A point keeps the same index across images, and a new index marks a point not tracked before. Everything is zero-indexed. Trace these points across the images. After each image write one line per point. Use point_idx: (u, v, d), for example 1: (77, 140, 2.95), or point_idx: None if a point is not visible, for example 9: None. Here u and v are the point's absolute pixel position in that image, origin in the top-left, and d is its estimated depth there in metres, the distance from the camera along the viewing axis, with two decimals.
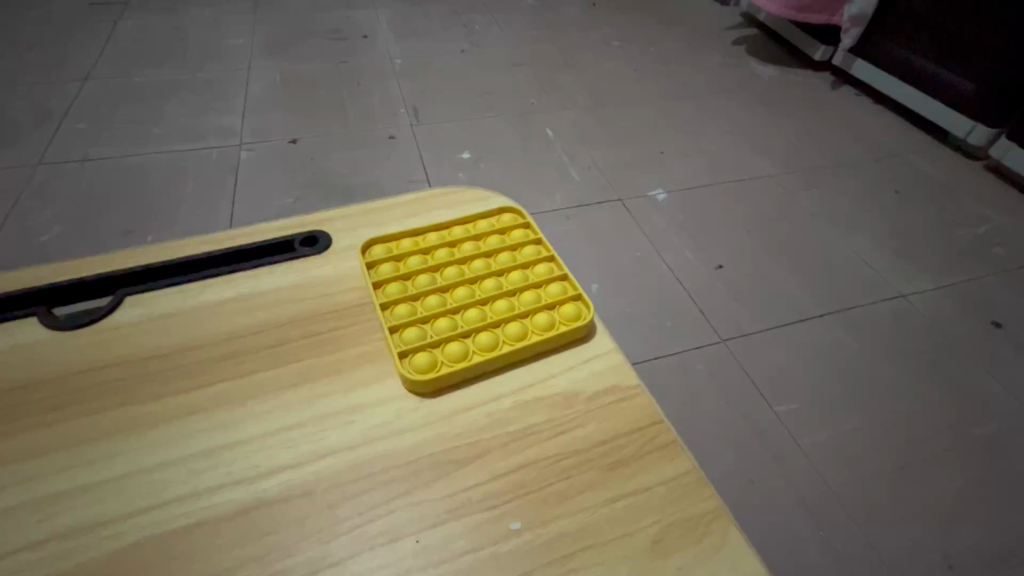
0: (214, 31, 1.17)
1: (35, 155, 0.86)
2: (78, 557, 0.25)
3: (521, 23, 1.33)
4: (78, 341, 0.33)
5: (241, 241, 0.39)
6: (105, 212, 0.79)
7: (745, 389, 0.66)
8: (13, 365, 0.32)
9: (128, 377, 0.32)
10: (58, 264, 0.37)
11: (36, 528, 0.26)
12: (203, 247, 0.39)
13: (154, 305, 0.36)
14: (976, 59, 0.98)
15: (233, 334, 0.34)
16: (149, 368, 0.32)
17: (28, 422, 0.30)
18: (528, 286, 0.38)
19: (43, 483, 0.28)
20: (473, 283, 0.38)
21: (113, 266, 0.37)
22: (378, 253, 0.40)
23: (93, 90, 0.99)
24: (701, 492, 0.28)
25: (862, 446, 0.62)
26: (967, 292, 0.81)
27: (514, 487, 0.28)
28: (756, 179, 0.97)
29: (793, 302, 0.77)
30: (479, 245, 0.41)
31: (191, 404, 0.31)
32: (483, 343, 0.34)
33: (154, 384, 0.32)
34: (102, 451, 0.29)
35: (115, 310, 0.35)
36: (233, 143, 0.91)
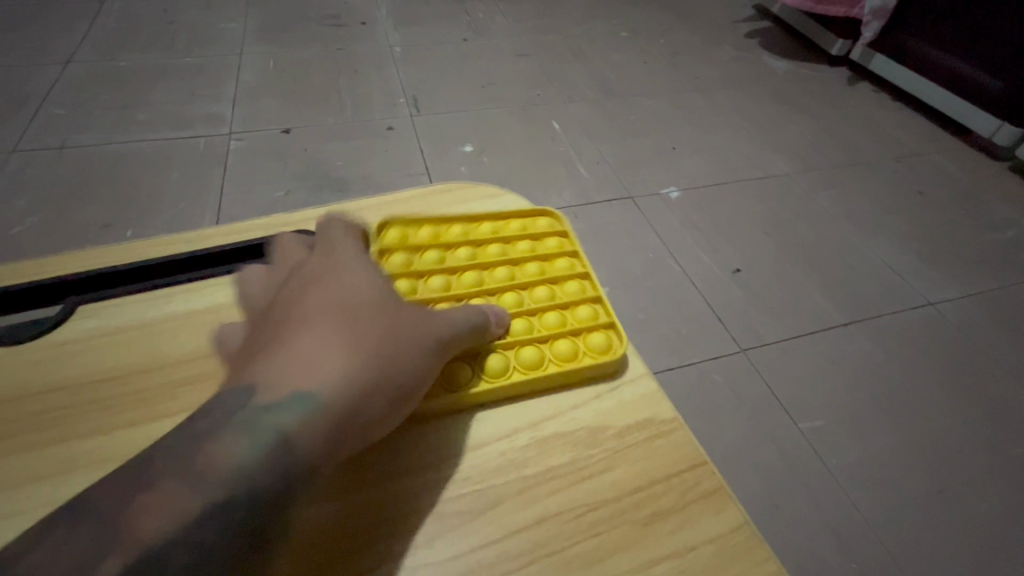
0: (207, 16, 1.13)
1: (11, 143, 0.83)
2: None
3: (526, 11, 1.28)
4: (29, 358, 0.30)
5: (214, 244, 0.36)
6: (85, 204, 0.76)
7: (764, 404, 0.61)
8: None
9: (79, 405, 0.29)
10: (12, 268, 0.34)
11: None
12: (172, 250, 0.36)
13: (112, 316, 0.32)
14: (1007, 53, 0.93)
15: (198, 353, 0.31)
16: (104, 394, 0.29)
17: None
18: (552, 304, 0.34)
19: None
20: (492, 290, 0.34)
21: (73, 270, 0.34)
22: (393, 239, 0.36)
23: (76, 74, 0.95)
24: (752, 554, 0.24)
25: (889, 469, 0.58)
26: (998, 301, 0.75)
27: (535, 544, 0.24)
28: (772, 175, 0.91)
29: (813, 309, 0.72)
30: (506, 249, 0.37)
31: (145, 436, 0.28)
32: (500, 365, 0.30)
33: (108, 412, 0.28)
34: (48, 491, 0.26)
35: (70, 320, 0.32)
36: (222, 133, 0.88)
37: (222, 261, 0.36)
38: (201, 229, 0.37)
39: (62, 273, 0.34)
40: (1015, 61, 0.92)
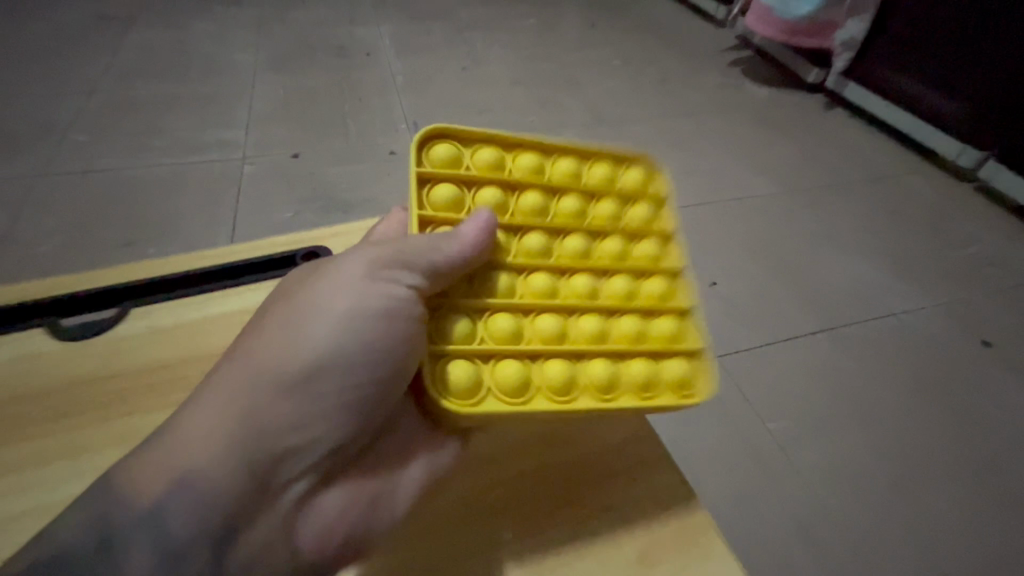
0: (221, 47, 1.21)
1: (42, 168, 0.89)
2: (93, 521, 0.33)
3: (521, 41, 1.36)
4: (95, 348, 0.41)
5: (238, 260, 0.47)
6: (112, 225, 0.82)
7: (735, 405, 0.70)
8: (44, 368, 0.40)
9: (134, 385, 0.39)
10: (84, 277, 0.45)
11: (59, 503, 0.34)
12: (203, 264, 0.46)
13: (157, 317, 0.43)
14: (970, 81, 0.99)
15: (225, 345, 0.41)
16: (153, 377, 0.39)
17: (55, 421, 0.37)
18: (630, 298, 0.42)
19: (68, 470, 0.35)
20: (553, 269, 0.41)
21: (128, 279, 0.45)
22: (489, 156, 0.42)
23: (99, 102, 1.02)
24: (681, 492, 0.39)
25: (837, 461, 0.67)
26: (954, 312, 0.81)
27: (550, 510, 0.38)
28: (750, 197, 0.97)
29: (784, 320, 0.78)
30: (611, 213, 0.44)
31: None
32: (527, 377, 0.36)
33: (156, 391, 0.39)
34: (118, 444, 0.36)
35: (125, 320, 0.42)
36: (236, 158, 0.94)
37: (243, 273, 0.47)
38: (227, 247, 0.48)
39: (119, 282, 0.44)
40: (978, 88, 0.98)
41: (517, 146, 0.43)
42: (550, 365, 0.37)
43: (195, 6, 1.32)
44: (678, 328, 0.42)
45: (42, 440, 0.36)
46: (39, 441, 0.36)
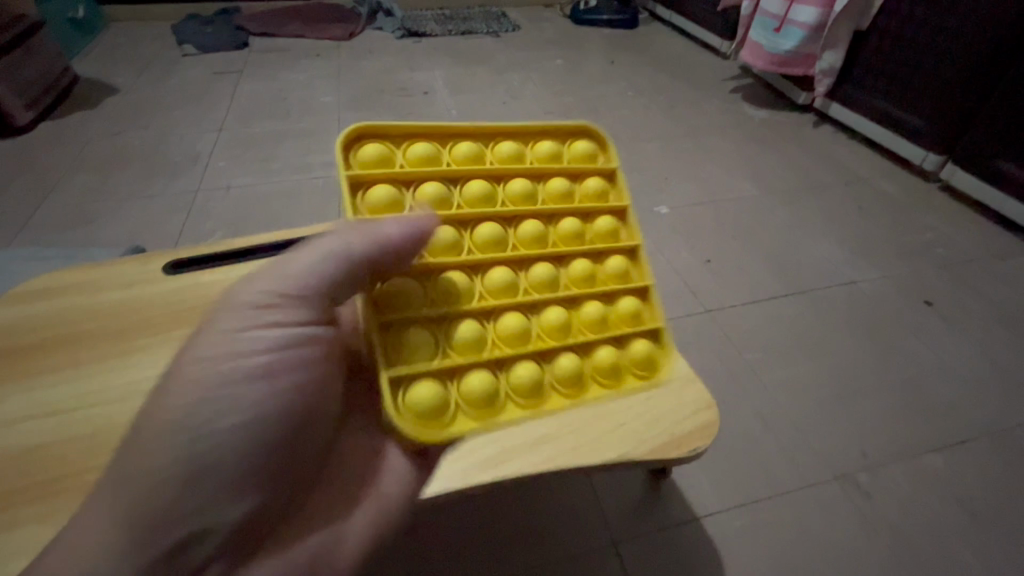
0: (309, 92, 1.50)
1: (193, 184, 1.15)
2: (42, 431, 0.44)
3: (552, 79, 1.62)
4: (82, 304, 0.53)
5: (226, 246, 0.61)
6: (250, 220, 1.06)
7: (722, 342, 0.85)
8: (42, 320, 0.52)
9: (101, 331, 0.51)
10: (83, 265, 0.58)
11: (21, 417, 0.45)
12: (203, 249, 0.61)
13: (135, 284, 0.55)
14: (923, 99, 1.17)
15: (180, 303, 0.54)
16: (115, 328, 0.51)
17: (31, 361, 0.48)
18: (590, 295, 0.50)
19: (40, 393, 0.46)
20: (521, 284, 0.49)
21: (124, 261, 0.58)
22: (429, 191, 0.48)
23: (225, 138, 1.29)
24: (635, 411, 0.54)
25: (809, 380, 0.80)
26: (908, 279, 0.97)
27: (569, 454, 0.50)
28: (742, 198, 1.16)
29: (766, 286, 0.95)
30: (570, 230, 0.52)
31: (131, 347, 0.50)
32: (497, 384, 0.45)
33: (114, 336, 0.51)
34: (77, 375, 0.48)
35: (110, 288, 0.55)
36: (334, 174, 1.18)
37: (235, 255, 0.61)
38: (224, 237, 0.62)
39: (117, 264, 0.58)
40: (930, 104, 1.15)
41: (464, 172, 0.50)
42: (517, 369, 0.45)
43: (287, 63, 1.64)
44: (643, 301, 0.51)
45: (29, 373, 0.47)
46: (28, 374, 0.47)
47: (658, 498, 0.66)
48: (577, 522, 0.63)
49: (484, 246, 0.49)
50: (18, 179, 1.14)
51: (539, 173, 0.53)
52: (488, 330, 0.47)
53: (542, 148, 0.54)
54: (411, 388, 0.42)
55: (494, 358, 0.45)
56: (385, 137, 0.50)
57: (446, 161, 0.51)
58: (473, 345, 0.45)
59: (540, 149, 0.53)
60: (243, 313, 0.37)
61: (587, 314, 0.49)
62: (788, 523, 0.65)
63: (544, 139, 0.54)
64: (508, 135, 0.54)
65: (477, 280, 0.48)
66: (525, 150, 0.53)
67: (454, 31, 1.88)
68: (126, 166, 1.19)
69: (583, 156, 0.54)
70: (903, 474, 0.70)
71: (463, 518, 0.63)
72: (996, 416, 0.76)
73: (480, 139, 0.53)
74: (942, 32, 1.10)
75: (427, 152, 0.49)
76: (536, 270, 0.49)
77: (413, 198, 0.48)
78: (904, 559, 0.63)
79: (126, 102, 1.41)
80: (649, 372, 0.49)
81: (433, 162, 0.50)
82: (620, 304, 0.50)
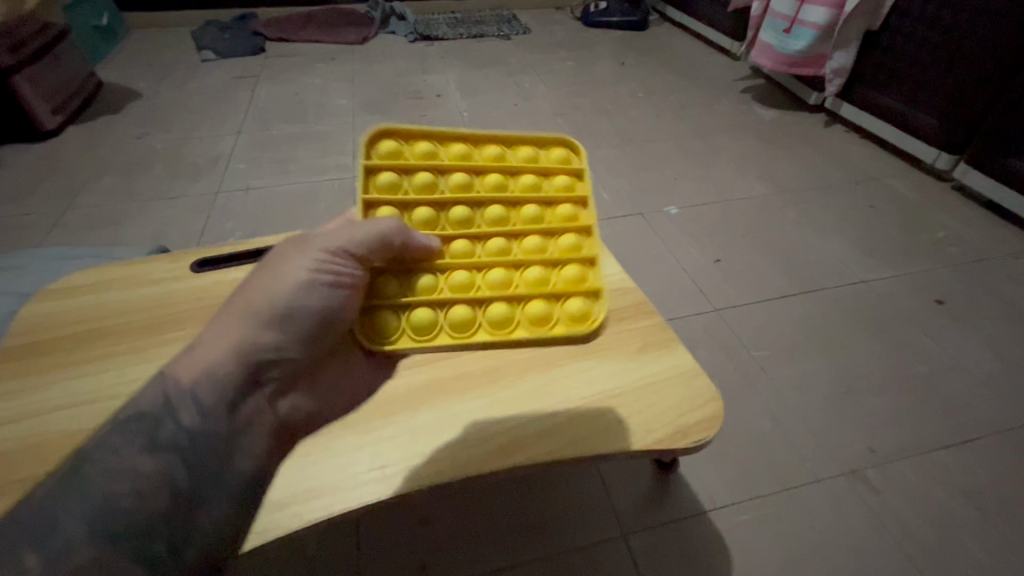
0: (325, 96, 1.53)
1: (214, 186, 1.18)
2: (76, 419, 0.47)
3: (562, 81, 1.63)
4: (114, 302, 0.56)
5: (247, 246, 0.63)
6: (269, 220, 1.09)
7: (731, 340, 0.86)
8: (77, 316, 0.55)
9: (132, 327, 0.54)
10: (112, 267, 0.60)
11: (56, 404, 0.48)
12: (224, 249, 0.62)
13: (163, 284, 0.58)
14: (936, 99, 1.16)
15: (206, 300, 0.56)
16: (145, 324, 0.54)
17: (68, 355, 0.51)
18: (534, 260, 0.48)
19: (75, 383, 0.49)
20: (477, 251, 0.49)
21: (152, 263, 0.61)
22: (383, 181, 0.49)
23: (244, 141, 1.33)
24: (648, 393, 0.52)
25: (817, 377, 0.81)
26: (919, 278, 0.97)
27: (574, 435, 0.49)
28: (752, 198, 1.17)
29: (775, 285, 0.96)
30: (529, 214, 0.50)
31: (160, 343, 0.52)
32: (435, 319, 0.45)
33: (145, 332, 0.53)
34: (109, 367, 0.50)
35: (140, 288, 0.58)
36: (349, 176, 1.21)
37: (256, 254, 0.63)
38: (245, 240, 0.64)
39: (146, 265, 0.60)
40: (942, 104, 1.15)
41: (452, 167, 0.51)
42: (455, 309, 0.45)
43: (303, 67, 1.67)
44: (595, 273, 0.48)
45: (66, 367, 0.50)
46: (64, 367, 0.50)
47: (666, 491, 0.67)
48: (585, 509, 0.65)
49: (455, 223, 0.49)
50: (48, 181, 1.18)
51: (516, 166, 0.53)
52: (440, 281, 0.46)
53: (522, 153, 0.53)
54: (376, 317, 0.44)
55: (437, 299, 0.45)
56: (397, 136, 0.52)
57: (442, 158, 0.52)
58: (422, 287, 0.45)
59: (519, 152, 0.53)
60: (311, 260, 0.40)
61: (525, 277, 0.47)
62: (797, 517, 0.66)
63: (524, 145, 0.54)
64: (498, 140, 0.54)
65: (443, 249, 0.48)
66: (508, 152, 0.53)
67: (466, 34, 1.90)
68: (149, 169, 1.22)
69: (561, 160, 0.54)
70: (912, 471, 0.70)
71: (476, 505, 0.65)
72: (1008, 414, 0.76)
73: (470, 142, 0.53)
74: (954, 32, 1.09)
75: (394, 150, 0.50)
76: (492, 241, 0.49)
77: (408, 186, 0.49)
78: (912, 554, 0.63)
79: (149, 107, 1.45)
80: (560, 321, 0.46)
81: (431, 157, 0.51)
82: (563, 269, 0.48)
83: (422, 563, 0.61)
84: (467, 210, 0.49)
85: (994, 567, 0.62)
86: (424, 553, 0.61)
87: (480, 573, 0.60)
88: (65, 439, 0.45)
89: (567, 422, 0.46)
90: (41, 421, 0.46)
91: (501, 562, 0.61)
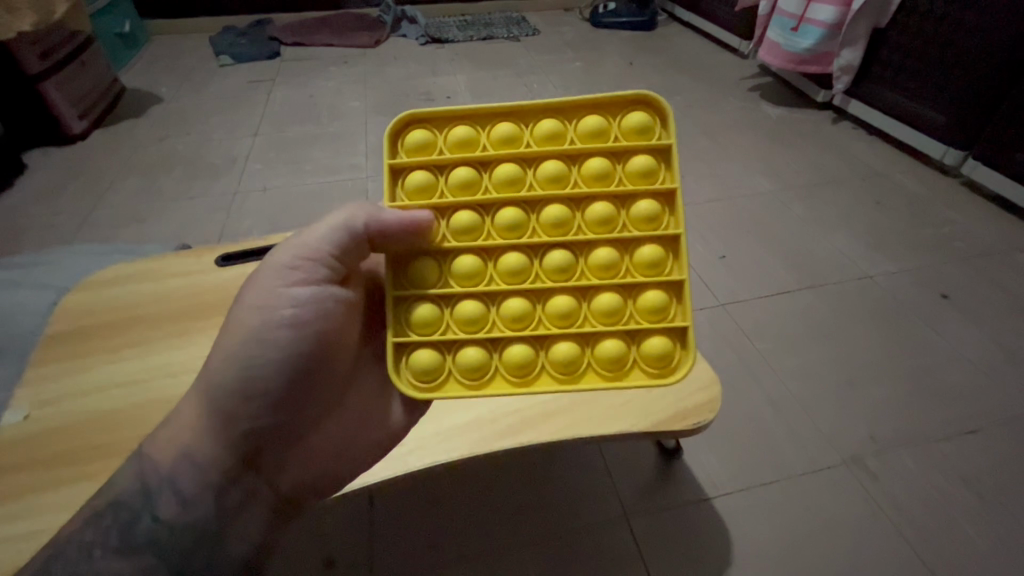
0: (338, 98, 1.57)
1: (231, 186, 1.22)
2: (114, 396, 0.50)
3: (571, 81, 1.65)
4: (145, 292, 0.60)
5: (265, 241, 0.66)
6: (285, 219, 1.13)
7: (735, 333, 0.87)
8: (112, 304, 0.59)
9: (162, 315, 0.57)
10: (144, 260, 0.64)
11: (96, 382, 0.52)
12: (244, 244, 0.65)
13: (189, 277, 0.61)
14: (944, 95, 1.17)
15: (230, 290, 0.60)
16: (174, 312, 0.58)
17: (105, 340, 0.55)
18: (606, 284, 0.47)
19: (112, 364, 0.53)
20: (534, 270, 0.47)
21: (179, 257, 0.64)
22: (413, 183, 0.47)
23: (260, 142, 1.36)
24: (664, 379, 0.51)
25: (821, 369, 0.82)
26: (924, 273, 0.98)
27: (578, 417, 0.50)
28: (757, 195, 1.18)
29: (779, 279, 0.97)
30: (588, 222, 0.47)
31: (189, 328, 0.56)
32: (487, 358, 0.46)
33: (175, 319, 0.57)
34: (143, 350, 0.54)
35: (169, 279, 0.61)
36: (362, 176, 1.24)
37: (273, 248, 0.66)
38: (263, 235, 0.67)
39: (174, 259, 0.64)
40: (950, 100, 1.15)
41: (495, 159, 0.48)
42: (512, 348, 0.46)
43: (317, 70, 1.71)
44: (664, 300, 0.46)
45: (103, 348, 0.54)
46: (103, 348, 0.54)
47: (670, 476, 0.69)
48: (589, 494, 0.67)
49: (502, 231, 0.47)
50: (74, 183, 1.23)
51: (576, 154, 0.48)
52: (492, 311, 0.47)
53: (592, 165, 0.47)
54: (415, 351, 0.45)
55: (488, 337, 0.46)
56: (428, 124, 0.49)
57: (482, 144, 0.48)
58: (472, 319, 0.46)
59: (589, 165, 0.47)
60: (269, 297, 0.42)
61: (595, 306, 0.46)
62: (796, 502, 0.67)
63: (599, 155, 0.48)
64: (554, 111, 0.49)
65: (492, 265, 0.47)
66: (566, 129, 0.49)
67: (475, 36, 1.93)
68: (170, 170, 1.27)
69: (640, 173, 0.47)
70: (913, 460, 0.71)
71: (486, 488, 0.68)
72: (1010, 405, 0.77)
73: (518, 119, 0.49)
74: (961, 27, 1.09)
75: (422, 141, 0.48)
76: (554, 256, 0.47)
77: (443, 184, 0.47)
78: (909, 538, 0.65)
79: (169, 111, 1.50)
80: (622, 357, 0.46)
81: (468, 147, 0.48)
82: (643, 299, 0.47)
83: (432, 542, 0.63)
84: (513, 215, 0.47)
85: (991, 552, 0.64)
86: (432, 534, 0.64)
87: (488, 552, 0.62)
88: (106, 416, 0.49)
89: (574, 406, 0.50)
90: (82, 397, 0.50)
91: (507, 543, 0.63)
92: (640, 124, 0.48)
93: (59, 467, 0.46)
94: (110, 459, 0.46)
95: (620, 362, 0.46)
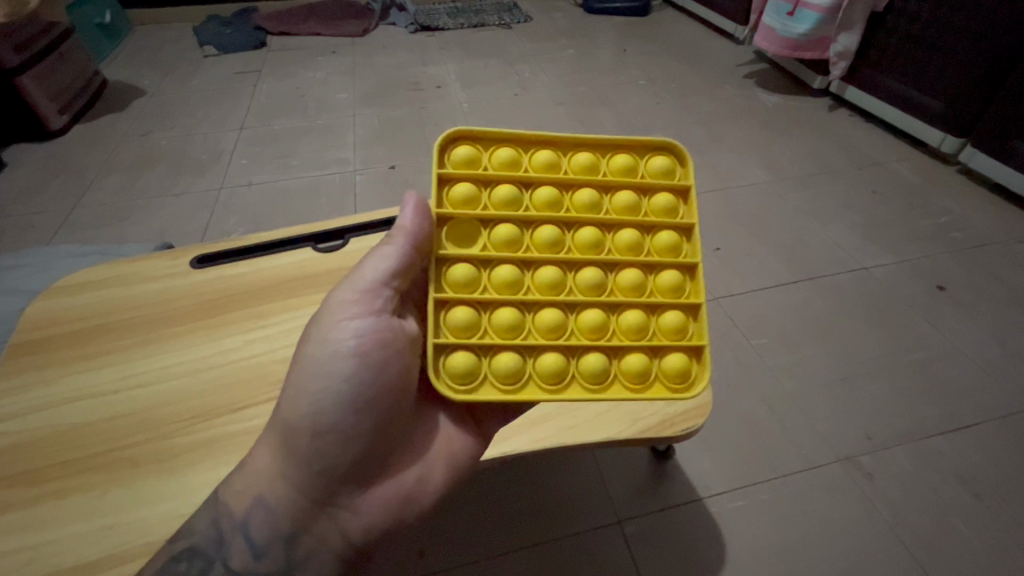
0: (326, 89, 1.53)
1: (217, 181, 1.19)
2: (79, 411, 0.48)
3: (564, 70, 1.62)
4: (117, 297, 0.58)
5: (248, 241, 0.64)
6: (270, 217, 1.10)
7: (728, 328, 0.86)
8: (83, 309, 0.57)
9: (136, 320, 0.55)
10: (118, 263, 0.61)
11: (60, 394, 0.50)
12: (224, 245, 0.63)
13: (166, 280, 0.59)
14: (941, 82, 1.14)
15: (209, 296, 0.57)
16: (147, 319, 0.56)
17: (73, 351, 0.53)
18: (632, 302, 0.44)
19: (79, 375, 0.51)
20: (567, 282, 0.44)
21: (157, 259, 0.62)
22: (457, 194, 0.44)
23: (247, 136, 1.33)
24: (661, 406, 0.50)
25: (816, 365, 0.81)
26: (921, 265, 0.96)
27: (574, 430, 0.48)
28: (753, 185, 1.16)
29: (775, 273, 0.95)
30: (619, 246, 0.45)
31: (162, 337, 0.54)
32: (524, 365, 0.42)
33: (147, 327, 0.55)
34: (113, 361, 0.52)
35: (145, 284, 0.59)
36: (350, 170, 1.21)
37: (257, 249, 0.63)
38: (245, 235, 0.65)
39: (153, 260, 0.62)
40: (948, 86, 1.13)
41: (540, 179, 0.45)
42: (545, 357, 0.42)
43: (304, 61, 1.68)
44: (682, 322, 0.43)
45: (70, 358, 0.52)
46: (70, 358, 0.52)
47: (661, 478, 0.68)
48: (580, 497, 0.66)
49: (542, 247, 0.44)
50: (55, 179, 1.20)
51: (608, 184, 0.46)
52: (527, 322, 0.43)
53: (620, 199, 0.46)
54: (452, 354, 0.41)
55: (523, 343, 0.42)
56: (475, 140, 0.46)
57: (525, 168, 0.46)
58: (504, 326, 0.42)
59: (618, 197, 0.46)
60: (330, 322, 0.41)
61: (626, 321, 0.43)
62: (791, 503, 0.66)
63: (627, 189, 0.46)
64: (589, 145, 0.47)
65: (527, 274, 0.44)
66: (601, 160, 0.47)
67: (466, 24, 1.89)
68: (153, 166, 1.24)
69: (664, 209, 0.46)
70: (907, 455, 0.71)
71: (475, 490, 0.67)
72: (1006, 399, 0.76)
73: (558, 146, 0.47)
74: (960, 11, 1.06)
75: (466, 154, 0.45)
76: (585, 275, 0.44)
77: (487, 199, 0.45)
78: (905, 538, 0.64)
79: (151, 104, 1.47)
80: (663, 375, 0.43)
81: (514, 167, 0.46)
82: (664, 318, 0.44)
83: (420, 548, 0.62)
84: (556, 230, 0.45)
85: (984, 549, 0.63)
86: (422, 540, 0.63)
87: (477, 556, 0.62)
88: (73, 432, 0.47)
89: (572, 413, 0.49)
90: (47, 411, 0.49)
91: (500, 546, 0.62)
92: (662, 165, 0.47)
93: (22, 487, 0.44)
94: (75, 479, 0.44)
95: (644, 372, 0.43)
